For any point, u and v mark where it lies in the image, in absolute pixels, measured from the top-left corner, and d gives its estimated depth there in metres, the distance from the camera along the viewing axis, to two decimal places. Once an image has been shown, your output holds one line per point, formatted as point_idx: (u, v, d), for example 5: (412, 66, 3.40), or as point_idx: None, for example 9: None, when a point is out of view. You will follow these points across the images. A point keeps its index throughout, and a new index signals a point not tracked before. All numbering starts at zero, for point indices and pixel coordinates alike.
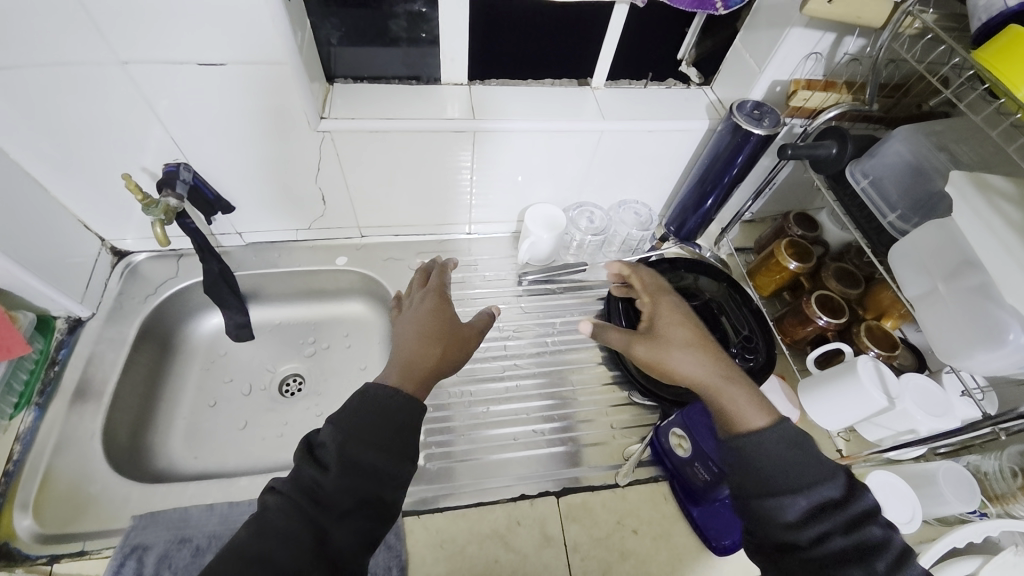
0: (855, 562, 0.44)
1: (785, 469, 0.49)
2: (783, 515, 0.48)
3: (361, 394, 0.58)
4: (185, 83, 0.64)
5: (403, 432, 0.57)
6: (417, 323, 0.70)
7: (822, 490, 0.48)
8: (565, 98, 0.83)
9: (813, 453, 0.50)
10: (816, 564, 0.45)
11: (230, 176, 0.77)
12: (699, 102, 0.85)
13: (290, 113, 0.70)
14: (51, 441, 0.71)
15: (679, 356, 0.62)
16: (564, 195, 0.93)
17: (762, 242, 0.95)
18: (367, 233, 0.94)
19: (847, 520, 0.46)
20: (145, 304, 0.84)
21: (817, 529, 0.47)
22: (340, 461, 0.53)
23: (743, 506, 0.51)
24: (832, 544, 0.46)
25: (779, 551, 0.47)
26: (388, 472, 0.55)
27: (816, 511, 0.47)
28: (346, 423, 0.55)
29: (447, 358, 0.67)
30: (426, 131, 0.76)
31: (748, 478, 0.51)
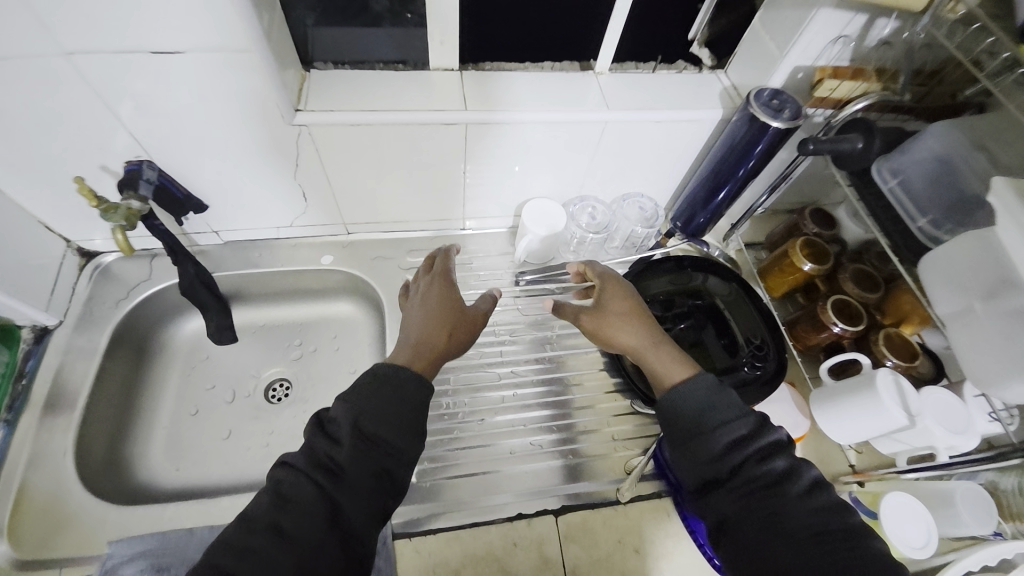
0: (769, 485, 0.49)
1: (703, 413, 0.54)
2: (707, 455, 0.53)
3: (372, 373, 0.60)
4: (140, 74, 0.57)
5: (415, 411, 0.59)
6: (423, 306, 0.71)
7: (738, 427, 0.53)
8: (566, 85, 0.76)
9: (729, 397, 0.56)
10: (736, 492, 0.50)
11: (201, 173, 0.71)
12: (712, 89, 0.78)
13: (262, 106, 0.63)
14: (21, 461, 0.66)
15: (620, 330, 0.66)
16: (564, 189, 0.87)
17: (774, 239, 0.89)
18: (354, 230, 0.88)
19: (759, 451, 0.52)
20: (117, 310, 0.79)
21: (735, 461, 0.51)
22: (350, 434, 0.55)
23: (674, 450, 0.55)
24: (748, 473, 0.51)
25: (707, 489, 0.52)
26: (393, 445, 0.56)
27: (734, 446, 0.52)
28: (354, 398, 0.58)
29: (453, 339, 0.68)
30: (413, 125, 0.69)
31: (676, 426, 0.55)
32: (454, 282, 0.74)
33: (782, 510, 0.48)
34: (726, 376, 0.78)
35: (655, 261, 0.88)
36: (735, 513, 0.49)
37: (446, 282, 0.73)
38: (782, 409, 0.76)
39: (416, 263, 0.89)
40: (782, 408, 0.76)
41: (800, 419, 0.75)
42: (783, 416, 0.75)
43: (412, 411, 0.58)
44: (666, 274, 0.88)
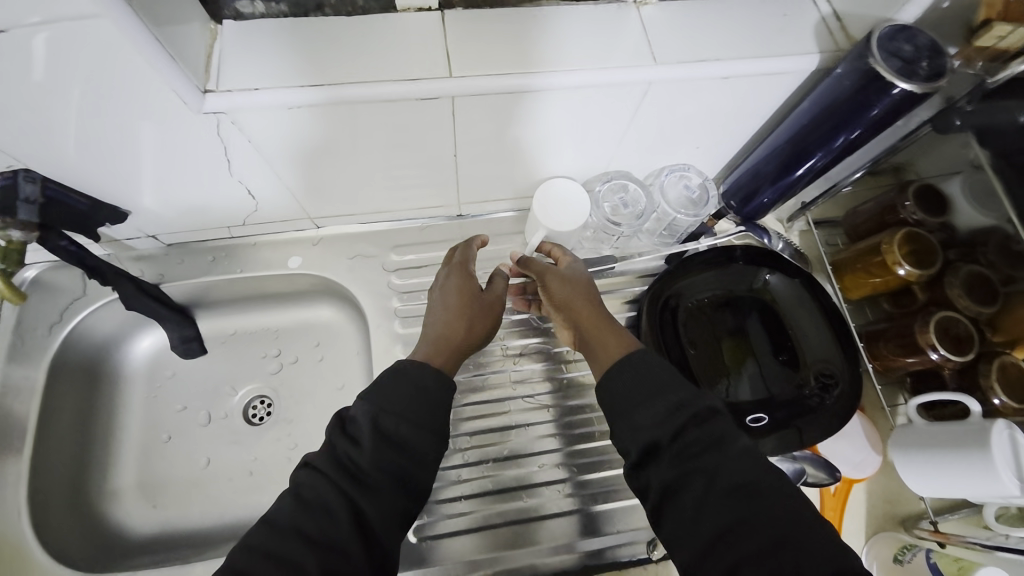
0: (711, 446, 0.42)
1: (636, 375, 0.48)
2: (645, 422, 0.45)
3: (393, 371, 0.50)
4: (24, 64, 0.39)
5: (438, 407, 0.49)
6: (440, 297, 0.60)
7: (676, 391, 0.46)
8: (594, 25, 0.53)
9: (665, 363, 0.49)
10: (675, 460, 0.42)
11: (108, 180, 0.53)
12: (803, 20, 0.54)
13: (155, 89, 0.44)
14: None
15: (572, 293, 0.59)
16: (587, 165, 0.67)
17: (857, 224, 0.70)
18: (324, 223, 0.71)
19: (699, 413, 0.45)
20: (52, 337, 0.66)
21: (674, 424, 0.44)
22: (372, 436, 0.46)
23: (610, 418, 0.48)
24: (688, 435, 0.43)
25: (645, 463, 0.44)
26: (417, 448, 0.47)
27: (672, 409, 0.45)
28: (376, 394, 0.48)
29: (475, 330, 0.58)
30: (377, 102, 0.49)
31: (611, 393, 0.48)
32: (473, 268, 0.62)
33: (718, 472, 0.41)
34: (784, 404, 0.64)
35: (696, 255, 0.70)
36: (672, 484, 0.42)
37: (462, 271, 0.61)
38: (848, 443, 0.64)
39: (405, 261, 0.73)
40: (850, 443, 0.64)
41: (873, 456, 0.63)
42: (849, 452, 0.63)
43: (436, 407, 0.49)
44: (711, 268, 0.70)
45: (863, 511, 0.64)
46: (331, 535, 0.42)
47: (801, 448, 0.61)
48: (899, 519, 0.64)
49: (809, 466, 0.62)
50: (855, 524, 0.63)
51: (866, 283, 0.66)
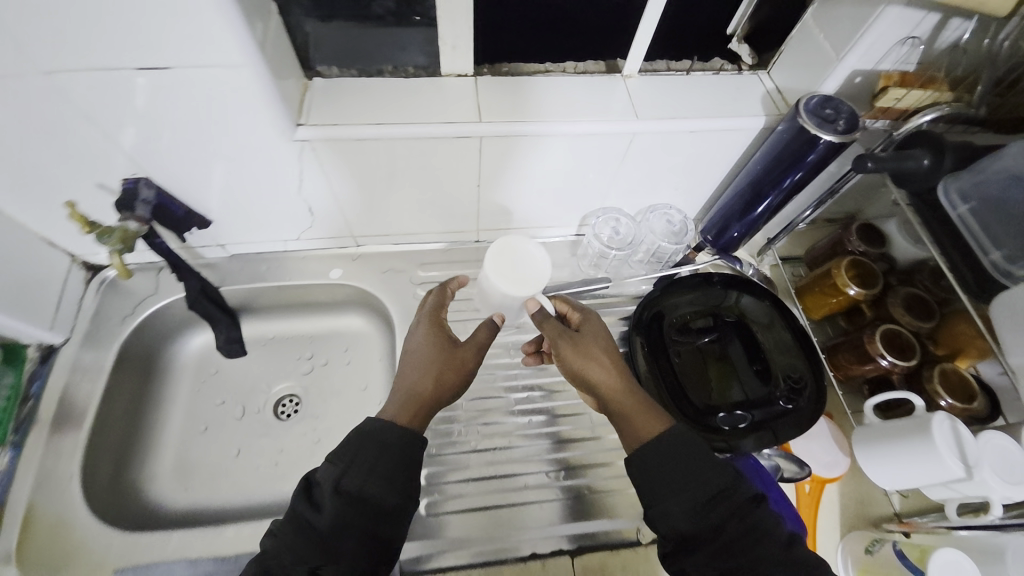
0: (751, 542, 0.48)
1: (678, 466, 0.52)
2: (685, 513, 0.50)
3: (358, 431, 0.55)
4: (183, 92, 0.53)
5: (403, 465, 0.53)
6: (414, 352, 0.63)
7: (714, 482, 0.51)
8: (591, 91, 0.68)
9: (702, 449, 0.54)
10: (718, 555, 0.48)
11: (205, 190, 0.67)
12: (754, 91, 0.70)
13: (263, 121, 0.58)
14: (28, 482, 0.66)
15: (589, 365, 0.60)
16: (587, 201, 0.81)
17: (814, 255, 0.83)
18: (364, 242, 0.84)
19: (739, 508, 0.50)
20: (124, 326, 0.77)
21: (716, 518, 0.49)
22: (334, 498, 0.51)
23: (647, 502, 0.52)
24: (730, 531, 0.49)
25: (682, 549, 0.50)
26: (382, 506, 0.52)
27: (710, 503, 0.50)
28: (341, 457, 0.53)
29: (441, 385, 0.61)
30: (423, 139, 0.64)
31: (648, 479, 0.52)
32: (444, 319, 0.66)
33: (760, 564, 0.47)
34: (760, 408, 0.72)
35: (680, 278, 0.82)
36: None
37: (433, 325, 0.65)
38: (817, 444, 0.72)
39: (430, 277, 0.85)
40: (819, 444, 0.72)
41: (840, 456, 0.71)
42: (819, 452, 0.71)
43: (403, 461, 0.54)
44: (694, 289, 0.82)
45: (838, 511, 0.70)
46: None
47: (774, 446, 0.69)
48: (872, 520, 0.69)
49: (782, 459, 0.70)
50: (831, 523, 0.69)
51: (825, 303, 0.77)
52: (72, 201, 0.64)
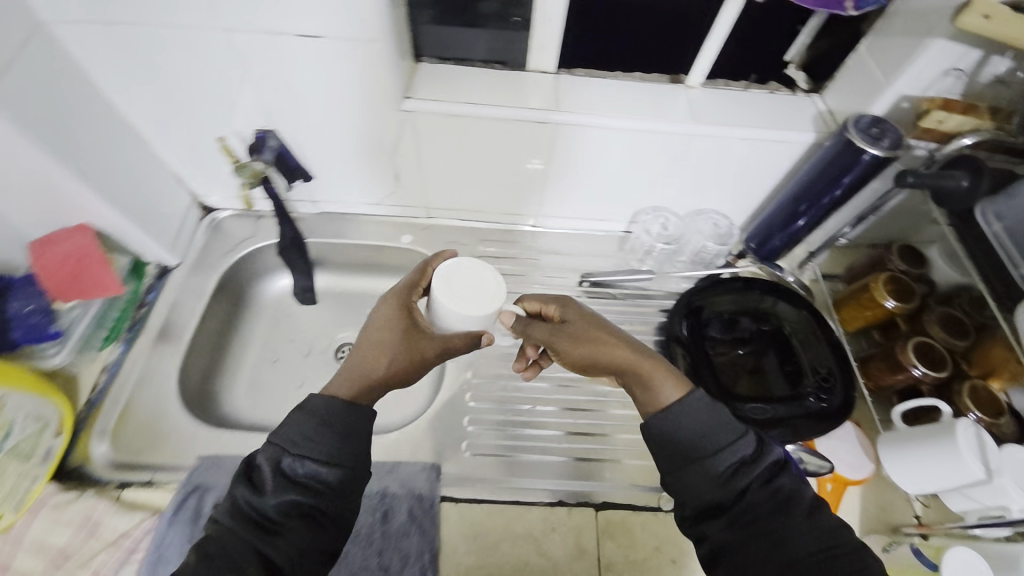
0: (776, 509, 0.49)
1: (700, 434, 0.52)
2: (709, 482, 0.50)
3: (302, 409, 0.52)
4: (323, 58, 0.65)
5: (352, 439, 0.51)
6: (379, 330, 0.59)
7: (738, 448, 0.51)
8: (655, 96, 0.76)
9: (727, 416, 0.53)
10: (742, 522, 0.49)
11: (316, 148, 0.79)
12: (807, 110, 0.77)
13: (379, 91, 0.69)
14: (133, 375, 0.75)
15: (591, 348, 0.60)
16: (639, 198, 0.89)
17: (855, 272, 0.87)
18: (434, 214, 0.94)
19: (762, 474, 0.50)
20: (225, 260, 0.88)
21: (739, 487, 0.49)
22: (276, 478, 0.49)
23: (671, 471, 0.52)
24: (756, 501, 0.49)
25: (707, 519, 0.50)
26: (329, 483, 0.50)
27: (733, 471, 0.50)
28: (281, 437, 0.50)
29: (394, 369, 0.57)
30: (506, 121, 0.73)
31: (671, 447, 0.52)
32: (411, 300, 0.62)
33: (788, 536, 0.48)
34: (785, 403, 0.77)
35: (721, 279, 0.87)
36: (738, 543, 0.48)
37: (395, 307, 0.61)
38: (843, 446, 0.74)
39: (488, 252, 0.95)
40: (844, 446, 0.75)
41: (866, 461, 0.73)
42: (844, 453, 0.74)
43: (351, 440, 0.51)
44: (733, 292, 0.87)
45: (859, 513, 0.72)
46: (234, 574, 0.46)
47: (797, 440, 0.73)
48: (893, 526, 0.71)
49: (805, 454, 0.71)
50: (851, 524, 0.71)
51: (860, 315, 0.81)
52: (223, 137, 0.75)
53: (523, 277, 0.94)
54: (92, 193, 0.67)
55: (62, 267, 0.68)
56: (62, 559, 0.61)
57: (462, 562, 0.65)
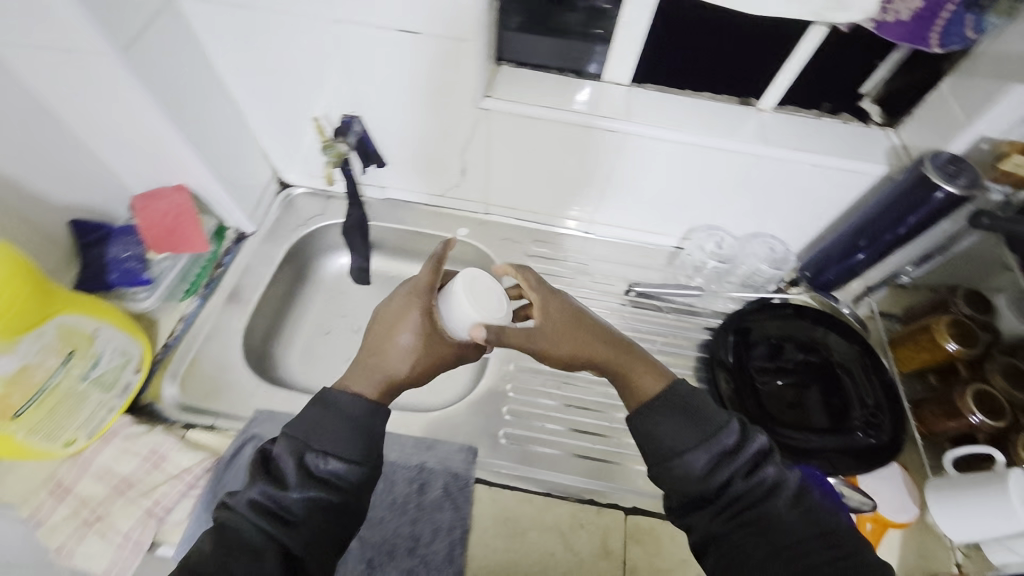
0: (759, 499, 0.50)
1: (681, 427, 0.53)
2: (692, 474, 0.52)
3: (322, 403, 0.54)
4: (417, 52, 0.69)
5: (369, 439, 0.54)
6: (394, 334, 0.58)
7: (720, 441, 0.52)
8: (723, 116, 0.77)
9: (705, 410, 0.54)
10: (726, 513, 0.50)
11: (394, 136, 0.84)
12: (880, 143, 0.76)
13: (463, 88, 0.73)
14: (204, 329, 0.81)
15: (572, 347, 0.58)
16: (696, 214, 0.90)
17: (914, 312, 0.85)
18: (491, 211, 0.98)
19: (746, 466, 0.52)
20: (295, 233, 0.94)
21: (723, 479, 0.51)
22: (297, 470, 0.51)
23: (656, 463, 0.54)
24: (734, 492, 0.51)
25: (692, 509, 0.52)
26: (346, 479, 0.52)
27: (714, 462, 0.52)
28: (301, 430, 0.52)
29: (418, 371, 0.58)
30: (578, 126, 0.76)
31: (655, 440, 0.54)
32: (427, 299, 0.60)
33: (771, 521, 0.49)
34: (833, 435, 0.76)
35: (771, 304, 0.87)
36: (725, 533, 0.50)
37: (405, 306, 0.59)
38: (887, 486, 0.74)
39: (539, 252, 0.98)
40: (888, 487, 0.74)
41: (909, 504, 0.73)
42: (888, 494, 0.73)
43: (367, 435, 0.54)
44: (783, 319, 0.86)
45: (897, 559, 0.70)
46: (255, 560, 0.47)
47: (841, 473, 0.72)
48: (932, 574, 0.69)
49: (846, 488, 0.71)
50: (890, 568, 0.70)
51: (915, 356, 0.79)
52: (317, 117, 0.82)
53: (570, 280, 0.96)
54: (197, 158, 0.74)
55: (163, 220, 0.76)
56: (127, 486, 0.65)
57: (490, 544, 0.67)
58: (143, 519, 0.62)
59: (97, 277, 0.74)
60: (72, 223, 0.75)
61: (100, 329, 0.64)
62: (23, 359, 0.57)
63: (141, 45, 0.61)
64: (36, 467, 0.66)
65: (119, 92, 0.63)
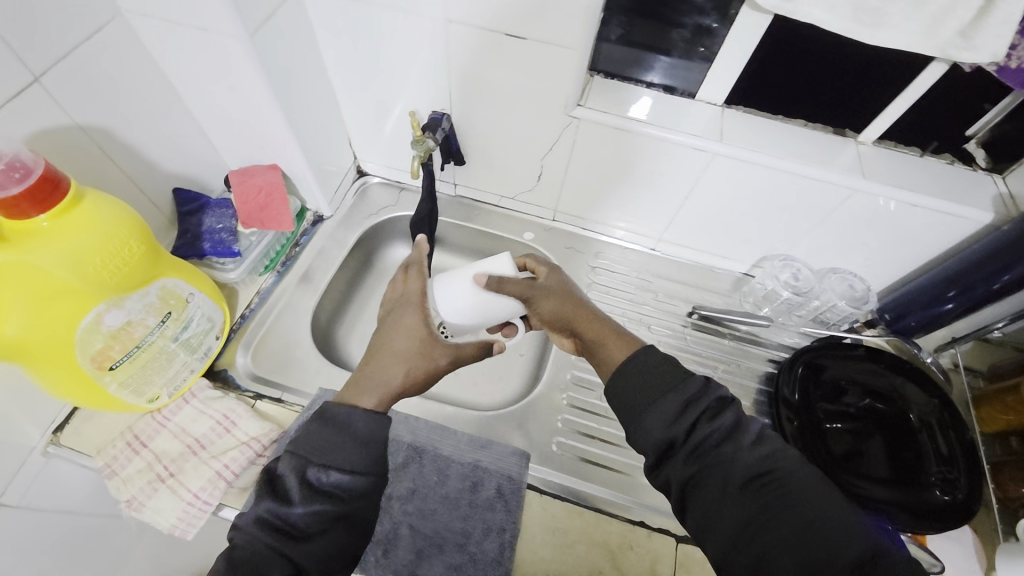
0: (723, 441, 0.50)
1: (647, 376, 0.54)
2: (659, 422, 0.51)
3: (320, 417, 0.53)
4: (517, 56, 0.70)
5: (372, 444, 0.52)
6: (386, 346, 0.62)
7: (683, 389, 0.52)
8: (818, 145, 0.75)
9: (673, 362, 0.55)
10: (693, 456, 0.50)
11: (478, 135, 0.85)
12: (987, 190, 0.72)
13: (557, 95, 0.74)
14: (278, 304, 0.84)
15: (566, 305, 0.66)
16: (772, 244, 0.88)
17: (1000, 369, 0.80)
18: (559, 218, 0.98)
19: (709, 411, 0.51)
20: (368, 220, 0.97)
21: (688, 424, 0.50)
22: (303, 488, 0.49)
23: (626, 413, 0.54)
24: (702, 436, 0.50)
25: (663, 463, 0.51)
26: (355, 491, 0.50)
27: (679, 408, 0.51)
28: (301, 447, 0.51)
29: (409, 377, 0.60)
30: (664, 141, 0.75)
31: (623, 395, 0.54)
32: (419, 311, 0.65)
33: (732, 460, 0.49)
34: (902, 487, 0.72)
35: (839, 344, 0.83)
36: (693, 477, 0.49)
37: (396, 320, 0.65)
38: (958, 547, 0.72)
39: (602, 264, 0.97)
40: (958, 548, 0.72)
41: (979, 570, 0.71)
42: (958, 557, 0.71)
43: (379, 449, 0.53)
44: (852, 360, 0.82)
45: None
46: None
47: (910, 531, 0.69)
48: None
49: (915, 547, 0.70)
50: None
51: (1000, 418, 0.74)
52: (412, 110, 0.84)
53: (632, 296, 0.95)
54: (292, 140, 0.77)
55: (257, 197, 0.80)
56: (199, 447, 0.67)
57: (538, 552, 0.66)
58: (212, 481, 0.64)
59: (193, 244, 0.77)
60: (175, 191, 0.78)
61: (193, 294, 0.68)
62: (129, 316, 0.60)
63: (263, 29, 0.64)
64: (117, 418, 0.69)
65: (237, 71, 0.66)
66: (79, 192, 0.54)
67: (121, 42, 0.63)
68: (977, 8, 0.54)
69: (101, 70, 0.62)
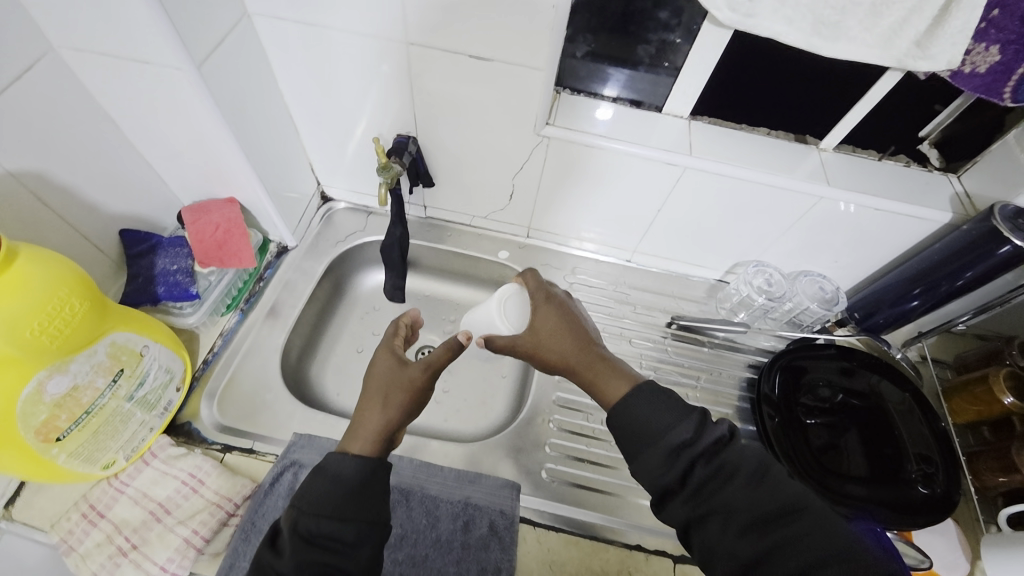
0: (721, 484, 0.48)
1: (643, 419, 0.52)
2: (656, 463, 0.50)
3: (318, 468, 0.51)
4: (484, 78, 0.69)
5: (362, 490, 0.50)
6: (365, 388, 0.61)
7: (678, 431, 0.50)
8: (782, 154, 0.77)
9: (671, 403, 0.52)
10: (692, 500, 0.48)
11: (448, 157, 0.83)
12: (943, 190, 0.75)
13: (525, 114, 0.72)
14: (243, 345, 0.79)
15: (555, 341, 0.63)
16: (745, 250, 0.89)
17: (966, 360, 0.83)
18: (533, 235, 0.97)
19: (706, 452, 0.50)
20: (335, 248, 0.93)
21: (683, 469, 0.49)
22: (293, 538, 0.46)
23: (626, 453, 0.52)
24: (700, 478, 0.48)
25: (664, 501, 0.50)
26: (346, 539, 0.47)
27: (675, 451, 0.50)
28: (300, 499, 0.49)
29: (391, 414, 0.58)
30: (636, 157, 0.75)
31: (626, 436, 0.53)
32: (392, 355, 0.64)
33: (732, 498, 0.47)
34: (882, 486, 0.73)
35: (816, 345, 0.85)
36: (693, 520, 0.48)
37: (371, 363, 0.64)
38: (941, 540, 0.73)
39: (579, 279, 0.96)
40: (942, 541, 0.73)
41: (962, 560, 0.72)
42: (942, 549, 0.72)
43: (364, 497, 0.50)
44: (828, 359, 0.84)
45: None
46: None
47: (896, 528, 0.69)
48: None
49: (901, 544, 0.71)
50: None
51: (971, 408, 0.77)
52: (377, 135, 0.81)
53: (611, 310, 0.94)
54: (250, 172, 0.72)
55: (214, 233, 0.75)
56: (164, 512, 0.62)
57: None
58: (180, 550, 0.59)
59: (145, 289, 0.72)
60: (122, 233, 0.73)
61: (147, 346, 0.63)
62: (75, 380, 0.55)
63: (211, 59, 0.60)
64: (70, 487, 0.63)
65: (185, 103, 0.62)
66: (11, 250, 0.49)
67: (54, 77, 0.58)
68: (934, 15, 0.56)
69: (32, 111, 0.56)
